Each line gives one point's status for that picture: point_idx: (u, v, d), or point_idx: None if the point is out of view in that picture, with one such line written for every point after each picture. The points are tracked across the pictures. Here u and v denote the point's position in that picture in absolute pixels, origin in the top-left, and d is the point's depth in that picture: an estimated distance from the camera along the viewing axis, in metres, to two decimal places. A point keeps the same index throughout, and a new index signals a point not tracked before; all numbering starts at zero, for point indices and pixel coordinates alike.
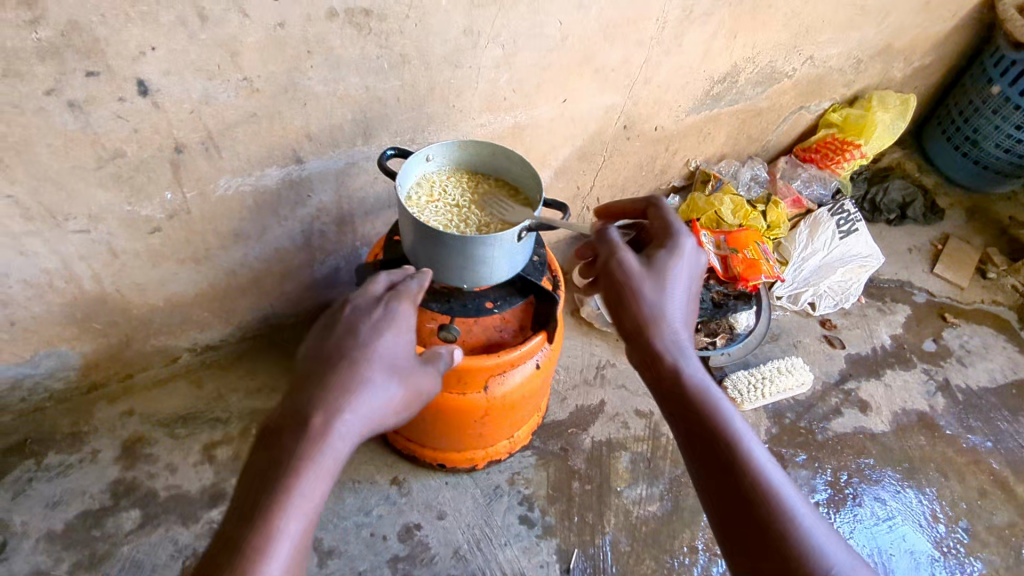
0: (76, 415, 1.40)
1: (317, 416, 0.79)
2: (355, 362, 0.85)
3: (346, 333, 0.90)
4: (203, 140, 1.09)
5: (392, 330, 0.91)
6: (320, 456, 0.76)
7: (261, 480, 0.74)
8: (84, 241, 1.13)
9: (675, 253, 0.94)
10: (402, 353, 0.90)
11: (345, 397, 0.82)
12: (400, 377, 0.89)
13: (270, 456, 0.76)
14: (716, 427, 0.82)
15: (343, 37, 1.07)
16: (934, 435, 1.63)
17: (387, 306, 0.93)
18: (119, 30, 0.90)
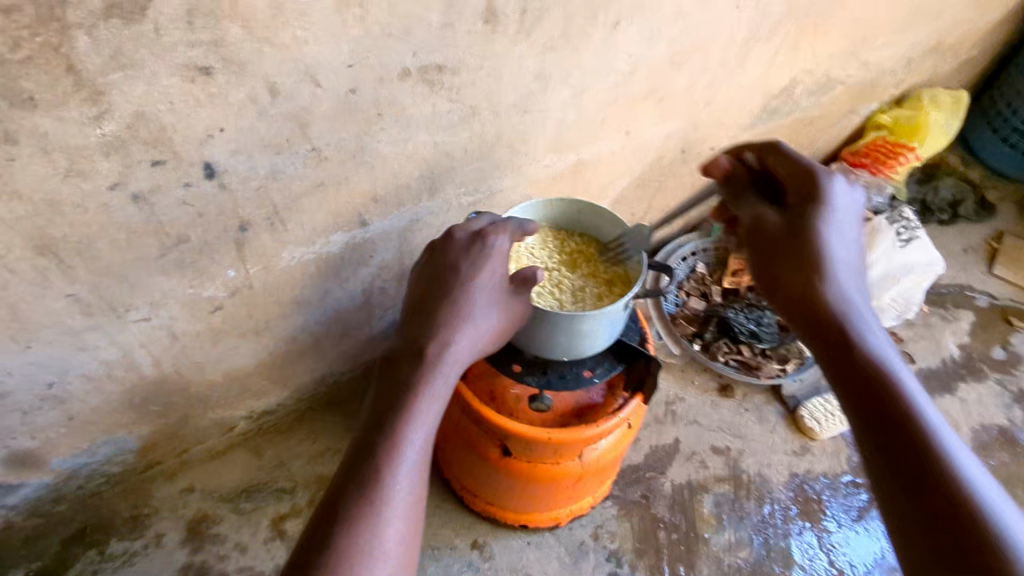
0: (135, 497, 1.33)
1: (426, 347, 0.83)
2: (456, 290, 0.87)
3: (445, 266, 0.89)
4: (268, 215, 1.01)
5: (489, 262, 0.88)
6: (432, 384, 0.81)
7: (383, 409, 0.81)
8: (144, 328, 1.05)
9: (837, 202, 0.88)
10: (499, 282, 0.89)
11: (447, 326, 0.85)
12: (499, 306, 0.89)
13: (389, 382, 0.83)
14: (900, 395, 0.74)
15: (415, 96, 0.99)
16: (1016, 451, 1.59)
17: (485, 243, 0.90)
18: (188, 114, 0.82)
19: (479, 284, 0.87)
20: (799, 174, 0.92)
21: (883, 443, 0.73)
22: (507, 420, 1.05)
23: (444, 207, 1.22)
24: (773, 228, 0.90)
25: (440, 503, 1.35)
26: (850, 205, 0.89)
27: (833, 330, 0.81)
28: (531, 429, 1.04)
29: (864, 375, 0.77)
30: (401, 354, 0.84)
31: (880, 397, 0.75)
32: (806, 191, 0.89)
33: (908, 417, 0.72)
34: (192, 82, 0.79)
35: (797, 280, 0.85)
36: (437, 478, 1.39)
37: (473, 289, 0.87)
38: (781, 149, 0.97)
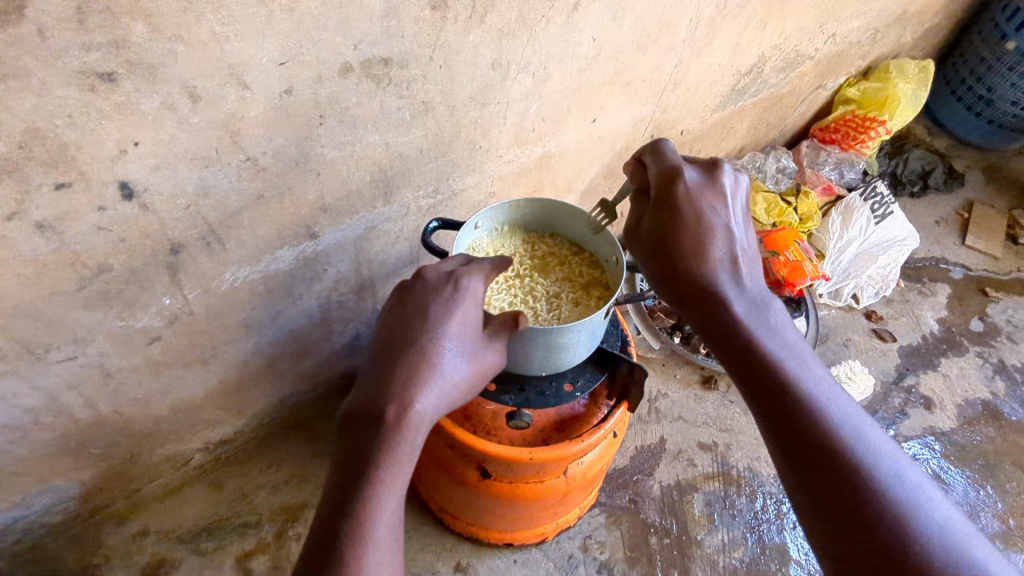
0: (81, 547, 1.21)
1: (389, 407, 0.71)
2: (425, 339, 0.75)
3: (413, 311, 0.78)
4: (203, 235, 0.90)
5: (463, 307, 0.78)
6: (397, 450, 0.70)
7: (344, 488, 0.69)
8: (71, 368, 0.94)
9: (706, 203, 0.79)
10: (474, 329, 0.78)
11: (414, 378, 0.73)
12: (472, 356, 0.77)
13: (350, 452, 0.72)
14: (814, 417, 0.69)
15: (359, 94, 0.89)
16: (1001, 424, 1.57)
17: (459, 283, 0.79)
18: (92, 128, 0.71)
19: (452, 331, 0.76)
20: (657, 186, 0.81)
21: (801, 476, 0.68)
22: (484, 441, 0.97)
23: (402, 211, 1.13)
24: (651, 247, 0.82)
25: (418, 526, 1.27)
26: (719, 200, 0.79)
27: (736, 351, 0.76)
28: (510, 450, 0.96)
29: (773, 400, 0.71)
30: (363, 416, 0.72)
31: (793, 424, 0.69)
32: (666, 202, 0.80)
33: (826, 447, 0.67)
34: (93, 91, 0.68)
35: (689, 304, 0.79)
36: (414, 500, 1.30)
37: (444, 337, 0.76)
38: (648, 150, 0.86)
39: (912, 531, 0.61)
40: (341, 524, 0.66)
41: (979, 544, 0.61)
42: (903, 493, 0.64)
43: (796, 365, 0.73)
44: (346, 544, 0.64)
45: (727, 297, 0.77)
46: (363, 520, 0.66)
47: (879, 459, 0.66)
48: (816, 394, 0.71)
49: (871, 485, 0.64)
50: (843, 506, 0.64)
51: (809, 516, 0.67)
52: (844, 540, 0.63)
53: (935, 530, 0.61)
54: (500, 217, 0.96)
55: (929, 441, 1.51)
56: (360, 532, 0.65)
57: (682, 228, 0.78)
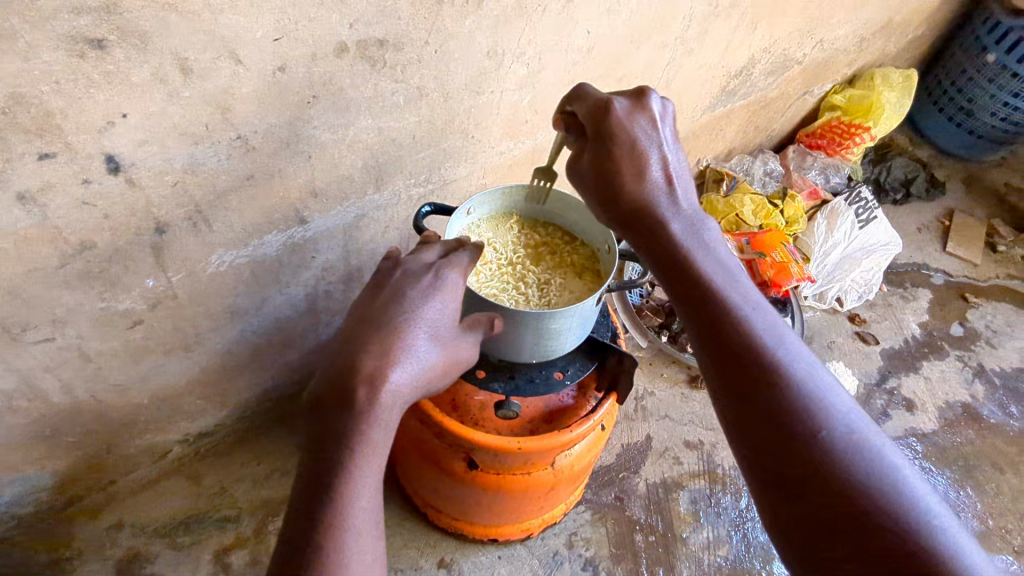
0: (53, 539, 1.17)
1: (360, 386, 0.64)
2: (400, 317, 0.69)
3: (390, 294, 0.71)
4: (190, 215, 0.89)
5: (440, 294, 0.72)
6: (370, 432, 0.63)
7: (318, 476, 0.62)
8: (48, 350, 0.91)
9: (635, 124, 0.75)
10: (449, 317, 0.72)
11: (386, 354, 0.66)
12: (448, 344, 0.71)
13: (318, 438, 0.64)
14: (738, 322, 0.67)
15: (354, 75, 0.88)
16: (980, 426, 1.59)
17: (439, 270, 0.74)
18: (79, 97, 0.69)
19: (428, 315, 0.70)
20: (591, 110, 0.77)
21: (723, 380, 0.67)
22: (471, 430, 0.95)
23: (393, 199, 1.12)
24: (586, 173, 0.78)
25: (401, 521, 1.25)
26: (648, 125, 0.76)
27: (665, 263, 0.73)
28: (498, 439, 0.95)
29: (702, 309, 0.69)
30: (330, 393, 0.64)
31: (720, 330, 0.67)
32: (600, 126, 0.75)
33: (748, 350, 0.66)
34: (81, 58, 0.67)
35: (623, 223, 0.76)
36: (398, 495, 1.28)
37: (418, 318, 0.69)
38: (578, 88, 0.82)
39: (817, 417, 0.62)
40: (323, 516, 0.59)
41: (881, 437, 0.62)
42: (817, 391, 0.63)
43: (720, 274, 0.72)
44: (329, 536, 0.58)
45: (657, 211, 0.74)
46: (346, 512, 0.60)
47: (795, 358, 0.66)
48: (740, 302, 0.69)
49: (785, 382, 0.63)
50: (760, 405, 0.64)
51: (729, 419, 0.66)
52: (760, 438, 0.63)
53: (845, 424, 0.62)
54: (494, 206, 0.97)
55: (910, 442, 1.52)
56: (342, 522, 0.59)
57: (616, 150, 0.75)
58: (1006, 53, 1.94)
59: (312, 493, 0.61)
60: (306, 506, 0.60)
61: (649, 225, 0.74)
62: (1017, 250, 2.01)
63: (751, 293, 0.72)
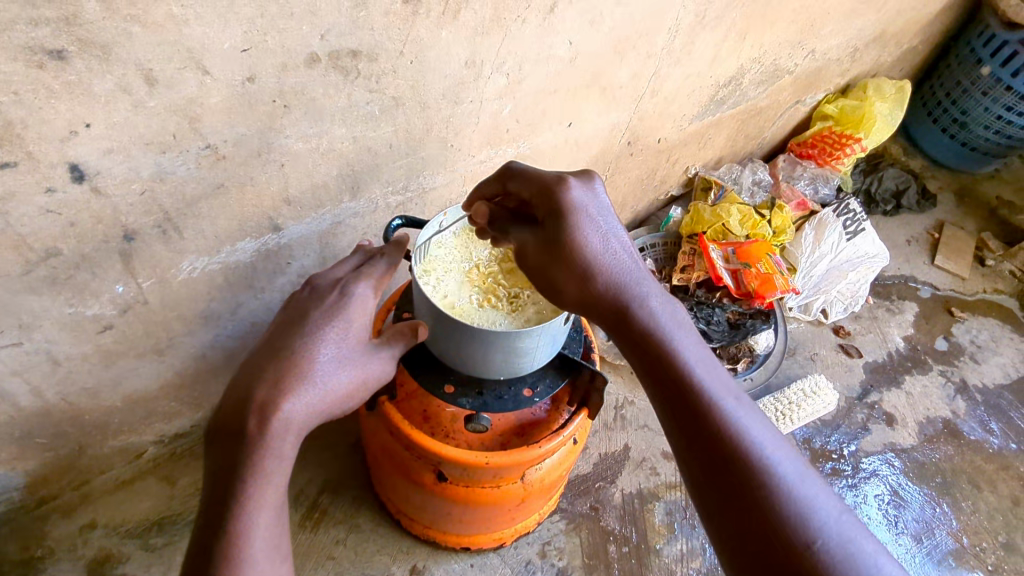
0: (25, 538, 1.17)
1: (250, 416, 0.68)
2: (299, 345, 0.73)
3: (293, 321, 0.76)
4: (159, 223, 0.88)
5: (343, 315, 0.76)
6: (262, 460, 0.67)
7: (215, 506, 0.66)
8: (15, 354, 0.91)
9: (590, 203, 0.77)
10: (353, 339, 0.76)
11: (279, 385, 0.69)
12: (354, 364, 0.76)
13: (217, 467, 0.68)
14: (715, 409, 0.68)
15: (327, 85, 0.88)
16: (960, 443, 1.58)
17: (342, 292, 0.78)
18: (40, 107, 0.69)
19: (329, 339, 0.74)
20: (541, 186, 0.78)
21: (705, 467, 0.67)
22: (440, 444, 0.95)
23: (369, 206, 1.11)
24: (543, 260, 0.78)
25: (374, 527, 1.25)
26: (598, 209, 0.78)
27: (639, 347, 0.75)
28: (466, 454, 0.94)
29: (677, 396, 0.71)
30: (227, 427, 0.69)
31: (697, 415, 0.69)
32: (550, 211, 0.76)
33: (728, 442, 0.66)
34: (41, 68, 0.66)
35: (599, 312, 0.77)
36: (372, 501, 1.28)
37: (318, 343, 0.73)
38: (513, 171, 0.81)
39: (806, 520, 0.61)
40: (216, 546, 0.63)
41: (865, 538, 0.61)
42: (804, 497, 0.63)
43: (700, 365, 0.73)
44: (223, 565, 0.61)
45: (626, 296, 0.76)
46: (239, 540, 0.63)
47: (780, 458, 0.65)
48: (722, 395, 0.70)
49: (769, 480, 0.63)
50: (747, 500, 0.63)
51: (717, 516, 0.65)
52: (747, 534, 0.62)
53: (827, 521, 0.61)
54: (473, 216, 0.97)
55: (889, 458, 1.52)
56: (236, 551, 0.62)
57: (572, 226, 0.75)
58: (1001, 66, 1.93)
59: (208, 523, 0.65)
60: (201, 537, 0.64)
61: (624, 312, 0.76)
62: (1006, 264, 2.00)
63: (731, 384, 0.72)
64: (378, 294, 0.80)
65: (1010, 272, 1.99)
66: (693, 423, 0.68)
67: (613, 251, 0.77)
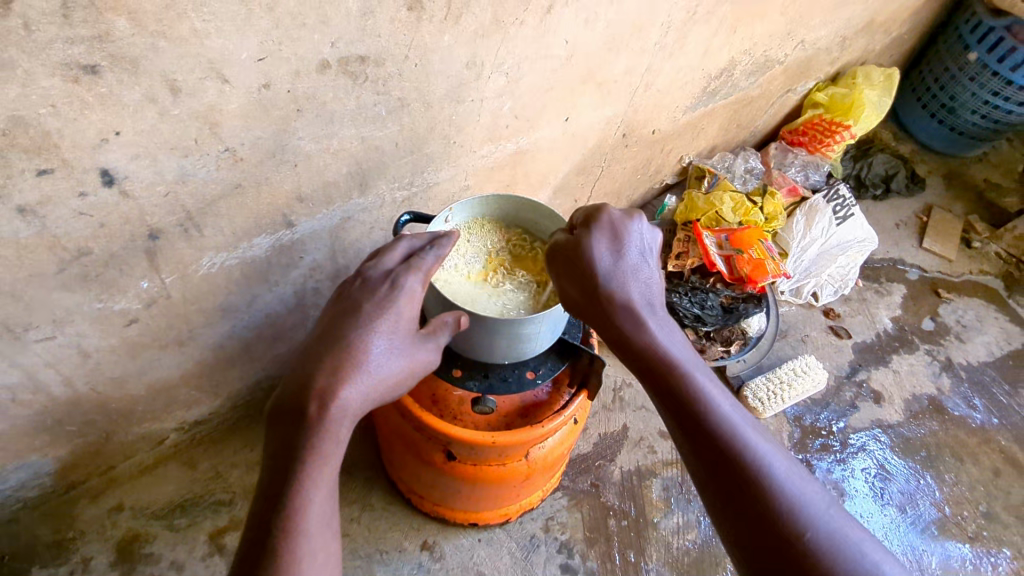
0: (57, 520, 1.24)
1: (312, 400, 0.73)
2: (353, 337, 0.77)
3: (347, 310, 0.80)
4: (181, 222, 0.94)
5: (394, 308, 0.80)
6: (320, 444, 0.72)
7: (275, 480, 0.72)
8: (49, 348, 0.97)
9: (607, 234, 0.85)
10: (403, 330, 0.80)
11: (337, 373, 0.75)
12: (404, 353, 0.80)
13: (277, 445, 0.74)
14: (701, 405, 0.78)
15: (336, 89, 0.93)
16: (944, 418, 1.65)
17: (393, 284, 0.81)
18: (75, 118, 0.74)
19: (382, 330, 0.78)
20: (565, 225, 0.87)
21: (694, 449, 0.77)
22: (450, 426, 1.00)
23: (377, 202, 1.17)
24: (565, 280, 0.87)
25: (386, 505, 1.32)
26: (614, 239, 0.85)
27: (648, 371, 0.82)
28: (475, 434, 1.00)
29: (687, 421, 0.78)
30: (289, 409, 0.74)
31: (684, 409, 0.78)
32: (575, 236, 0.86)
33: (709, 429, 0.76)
34: (75, 82, 0.71)
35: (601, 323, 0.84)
36: (384, 481, 1.35)
37: (372, 335, 0.78)
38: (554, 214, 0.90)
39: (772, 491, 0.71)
40: (277, 520, 0.69)
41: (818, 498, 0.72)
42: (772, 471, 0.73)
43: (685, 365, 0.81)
44: (282, 537, 0.68)
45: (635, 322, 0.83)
46: (297, 516, 0.69)
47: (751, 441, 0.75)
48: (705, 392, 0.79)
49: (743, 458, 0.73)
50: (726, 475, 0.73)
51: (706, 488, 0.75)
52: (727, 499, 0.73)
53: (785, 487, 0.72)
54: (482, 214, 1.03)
55: (876, 433, 1.59)
56: (293, 525, 0.69)
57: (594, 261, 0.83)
58: (987, 52, 1.98)
59: (269, 496, 0.71)
60: (262, 508, 0.71)
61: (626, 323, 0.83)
62: (992, 246, 2.06)
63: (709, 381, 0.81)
64: (428, 285, 0.82)
65: (996, 253, 2.04)
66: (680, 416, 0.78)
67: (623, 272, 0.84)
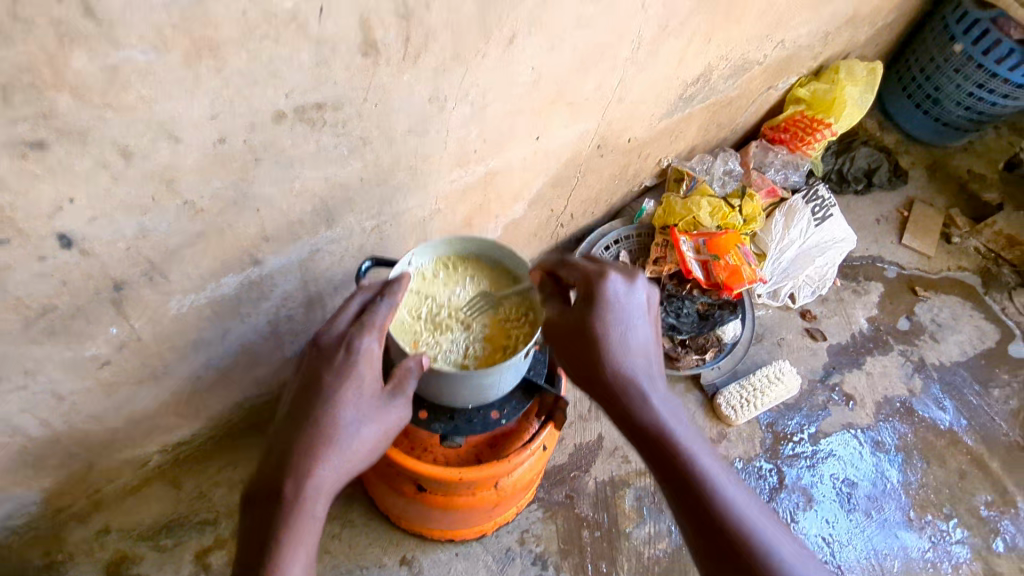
0: (46, 544, 1.28)
1: (289, 481, 0.79)
2: (321, 415, 0.82)
3: (312, 386, 0.84)
4: (144, 271, 0.94)
5: (355, 377, 0.83)
6: (297, 520, 0.78)
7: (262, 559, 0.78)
8: (22, 395, 0.99)
9: (617, 295, 0.89)
10: (368, 398, 0.84)
11: (309, 454, 0.80)
12: (373, 417, 0.84)
13: (260, 523, 0.80)
14: (688, 457, 0.83)
15: (295, 136, 0.92)
16: (914, 421, 1.70)
17: (349, 351, 0.83)
18: (25, 190, 0.74)
19: (346, 402, 0.82)
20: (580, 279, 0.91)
21: (680, 497, 0.82)
22: (417, 462, 1.03)
23: (345, 233, 1.17)
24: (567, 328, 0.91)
25: (366, 522, 1.36)
26: (623, 302, 0.89)
27: (645, 434, 0.86)
28: (443, 471, 1.03)
29: (687, 490, 0.81)
30: (266, 490, 0.80)
31: (672, 459, 0.84)
32: (587, 291, 0.89)
33: (695, 478, 0.81)
34: (23, 158, 0.71)
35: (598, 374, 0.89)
36: (363, 498, 1.38)
37: (339, 410, 0.82)
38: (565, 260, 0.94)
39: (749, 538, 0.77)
40: None
41: (792, 547, 0.78)
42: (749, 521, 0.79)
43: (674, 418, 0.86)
44: None
45: (636, 385, 0.87)
46: None
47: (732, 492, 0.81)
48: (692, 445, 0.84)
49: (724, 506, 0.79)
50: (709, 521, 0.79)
51: (689, 531, 0.81)
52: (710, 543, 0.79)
53: (762, 536, 0.78)
54: (473, 250, 1.02)
55: (848, 438, 1.66)
56: None
57: (602, 326, 0.87)
58: (972, 44, 1.95)
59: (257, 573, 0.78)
60: None
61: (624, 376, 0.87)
62: (970, 241, 2.07)
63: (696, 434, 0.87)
64: (385, 345, 0.84)
65: (975, 248, 2.06)
66: (669, 465, 0.84)
67: (625, 332, 0.88)
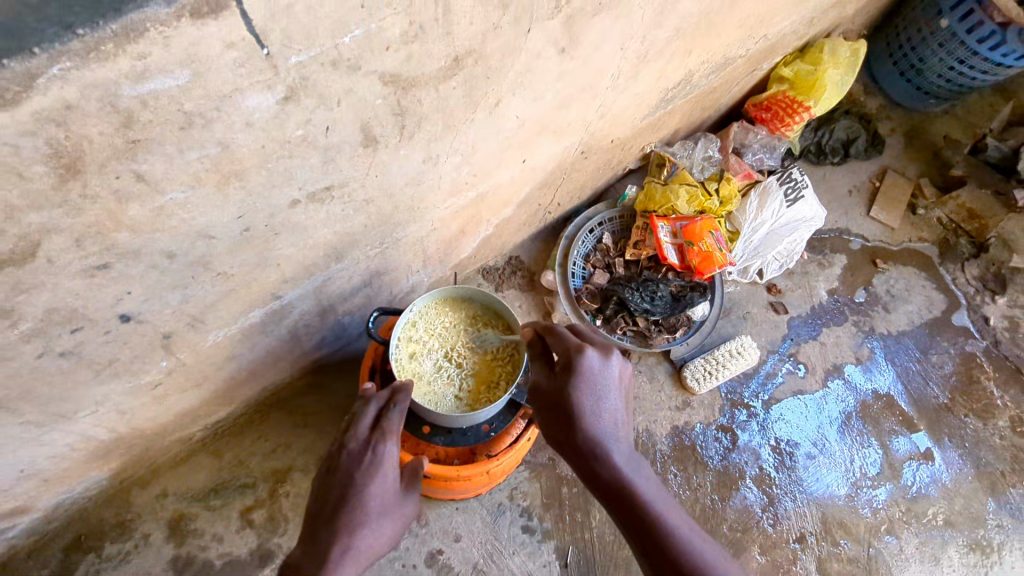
0: (117, 506, 1.55)
1: (332, 547, 0.92)
2: (355, 500, 0.98)
3: (343, 482, 1.01)
4: (187, 323, 1.11)
5: (381, 472, 1.02)
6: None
7: None
8: (94, 416, 1.19)
9: (592, 365, 1.04)
10: (391, 488, 1.02)
11: (346, 528, 0.95)
12: (392, 510, 1.03)
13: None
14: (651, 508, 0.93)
15: (307, 212, 1.06)
16: (856, 387, 1.93)
17: (375, 451, 1.04)
18: (94, 294, 0.90)
19: (375, 489, 1.00)
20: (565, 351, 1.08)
21: (644, 545, 0.91)
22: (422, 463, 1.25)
23: (353, 263, 1.33)
24: (549, 394, 1.06)
25: None
26: (598, 372, 1.04)
27: (611, 488, 0.97)
28: (444, 470, 1.25)
29: (650, 538, 0.91)
30: (307, 562, 0.92)
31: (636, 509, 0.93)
32: (568, 361, 1.06)
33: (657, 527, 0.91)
34: (92, 275, 0.86)
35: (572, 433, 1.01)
36: None
37: (368, 495, 0.99)
38: (553, 334, 1.12)
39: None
40: None
41: None
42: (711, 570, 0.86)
43: (638, 475, 0.97)
44: None
45: (604, 445, 0.99)
46: None
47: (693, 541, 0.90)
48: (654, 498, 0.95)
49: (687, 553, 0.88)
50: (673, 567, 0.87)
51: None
52: None
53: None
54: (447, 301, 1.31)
55: (795, 401, 1.89)
56: None
57: (578, 391, 1.02)
58: (957, 21, 1.98)
59: None
60: None
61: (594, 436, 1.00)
62: (934, 212, 2.20)
63: (660, 492, 0.97)
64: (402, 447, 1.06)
65: (938, 218, 2.20)
66: (632, 516, 0.93)
67: (597, 398, 1.02)
